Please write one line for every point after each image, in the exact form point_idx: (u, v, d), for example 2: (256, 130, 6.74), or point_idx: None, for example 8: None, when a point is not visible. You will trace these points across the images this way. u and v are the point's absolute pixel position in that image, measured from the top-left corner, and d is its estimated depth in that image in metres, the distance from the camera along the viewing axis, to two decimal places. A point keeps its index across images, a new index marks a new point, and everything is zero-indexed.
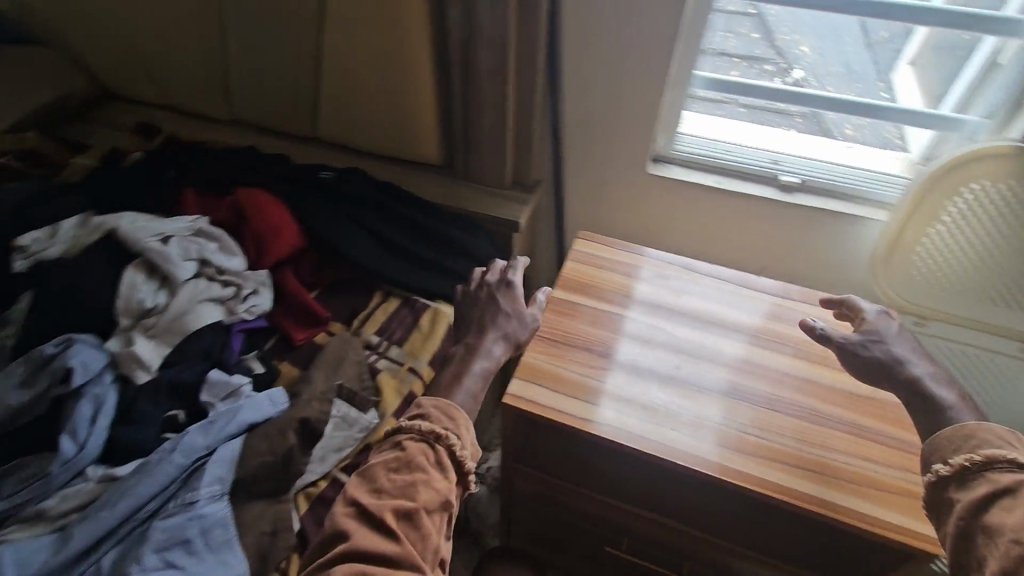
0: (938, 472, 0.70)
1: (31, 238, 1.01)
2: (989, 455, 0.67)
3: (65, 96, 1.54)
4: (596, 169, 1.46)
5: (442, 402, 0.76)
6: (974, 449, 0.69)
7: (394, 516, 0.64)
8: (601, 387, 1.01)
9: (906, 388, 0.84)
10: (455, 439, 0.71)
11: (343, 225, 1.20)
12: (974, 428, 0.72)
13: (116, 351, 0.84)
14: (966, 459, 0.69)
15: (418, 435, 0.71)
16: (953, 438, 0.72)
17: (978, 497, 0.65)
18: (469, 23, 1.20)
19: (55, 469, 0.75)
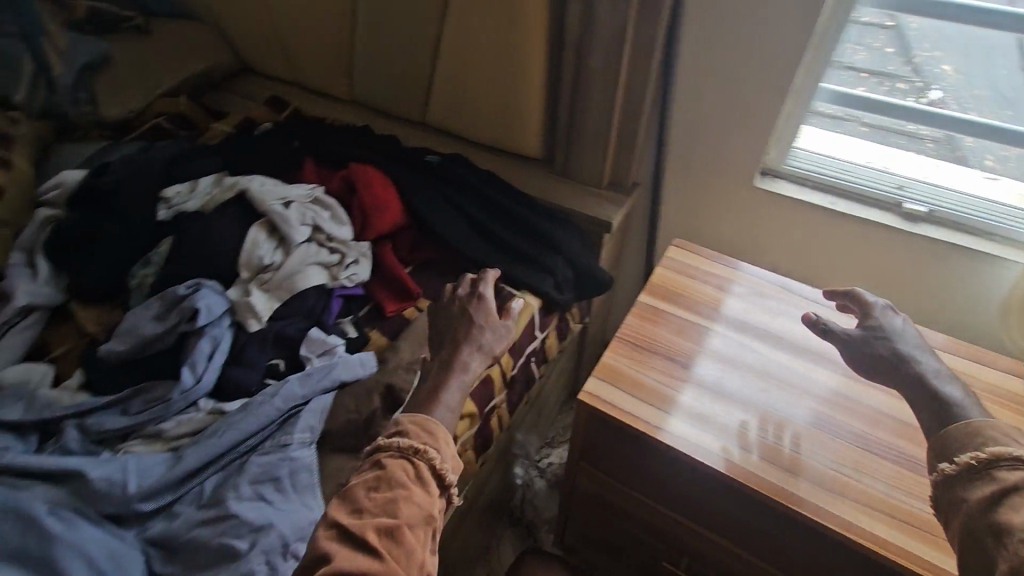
0: (943, 472, 0.69)
1: (175, 192, 1.15)
2: (997, 454, 0.65)
3: (211, 68, 1.72)
4: (697, 177, 1.42)
5: (419, 418, 0.75)
6: (977, 446, 0.67)
7: (377, 534, 0.63)
8: (678, 398, 0.99)
9: (909, 383, 0.80)
10: (435, 453, 0.71)
11: (442, 209, 1.25)
12: (980, 425, 0.70)
13: (235, 299, 0.93)
14: (972, 457, 0.66)
15: (397, 452, 0.71)
16: (958, 432, 0.70)
17: (989, 493, 0.63)
18: (587, 18, 1.21)
19: (174, 396, 0.84)
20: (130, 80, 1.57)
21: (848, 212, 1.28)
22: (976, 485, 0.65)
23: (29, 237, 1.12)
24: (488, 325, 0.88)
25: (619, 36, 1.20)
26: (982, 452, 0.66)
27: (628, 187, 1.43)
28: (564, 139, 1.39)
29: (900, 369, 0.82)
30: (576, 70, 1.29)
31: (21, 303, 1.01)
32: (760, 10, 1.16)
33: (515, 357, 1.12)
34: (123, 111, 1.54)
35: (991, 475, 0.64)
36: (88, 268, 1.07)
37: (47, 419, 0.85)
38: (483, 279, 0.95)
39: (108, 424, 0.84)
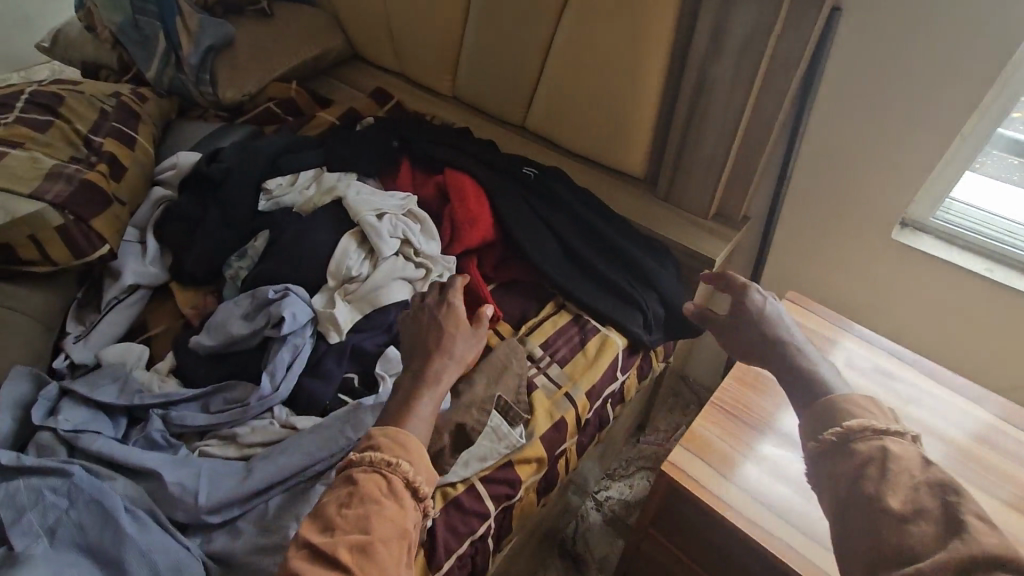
0: (822, 442, 0.66)
1: (276, 183, 1.17)
2: (850, 428, 0.65)
3: (322, 55, 1.74)
4: (818, 220, 1.24)
5: (392, 428, 0.69)
6: (842, 425, 0.66)
7: (348, 551, 0.59)
8: (765, 478, 0.88)
9: (792, 375, 0.76)
10: (408, 466, 0.65)
11: (533, 227, 1.18)
12: (842, 400, 0.69)
13: (319, 309, 0.91)
14: (833, 433, 0.66)
15: (367, 466, 0.65)
16: (817, 417, 0.69)
17: (858, 465, 0.62)
18: (720, 34, 1.08)
19: (252, 402, 0.85)
20: (248, 62, 1.60)
21: (1008, 283, 1.08)
22: (844, 462, 0.64)
23: (143, 215, 1.17)
24: (461, 334, 0.80)
25: (756, 58, 1.07)
26: (845, 429, 0.65)
27: (738, 221, 1.29)
28: (671, 164, 1.27)
29: (783, 364, 0.78)
30: (698, 89, 1.16)
31: (128, 282, 1.07)
32: (936, 38, 0.98)
33: (592, 400, 1.04)
34: (238, 94, 1.57)
35: (848, 447, 0.64)
36: (189, 254, 1.11)
37: (136, 406, 0.88)
38: (452, 284, 0.87)
39: (190, 420, 0.86)
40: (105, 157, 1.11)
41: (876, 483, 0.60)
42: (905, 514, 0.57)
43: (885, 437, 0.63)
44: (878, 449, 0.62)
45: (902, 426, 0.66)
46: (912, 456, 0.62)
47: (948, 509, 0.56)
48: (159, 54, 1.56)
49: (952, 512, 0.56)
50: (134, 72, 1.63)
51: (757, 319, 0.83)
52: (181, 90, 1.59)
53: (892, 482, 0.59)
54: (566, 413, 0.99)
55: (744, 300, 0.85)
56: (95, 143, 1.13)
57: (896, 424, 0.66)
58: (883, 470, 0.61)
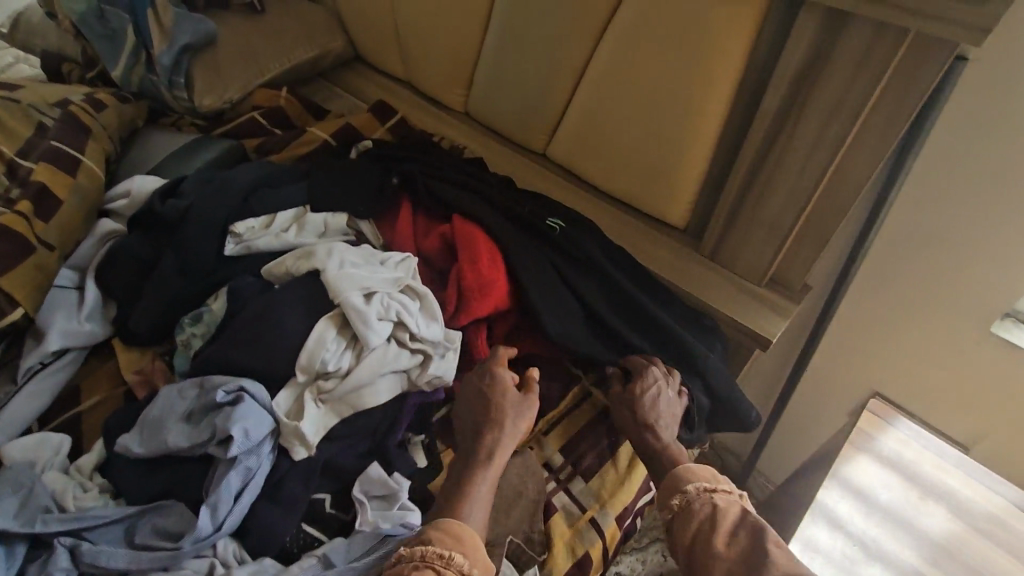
0: (671, 509, 0.73)
1: (247, 226, 0.96)
2: (687, 491, 0.73)
3: (318, 57, 1.52)
4: (897, 301, 1.03)
5: (444, 519, 0.65)
6: (682, 490, 0.74)
7: None
8: None
9: (653, 453, 0.82)
10: (462, 560, 0.61)
11: (559, 291, 0.96)
12: (687, 467, 0.77)
13: (283, 420, 0.72)
14: (676, 501, 0.73)
15: (419, 561, 0.61)
16: (665, 486, 0.76)
17: (700, 517, 0.70)
18: (804, 83, 0.89)
19: (185, 546, 0.65)
20: (231, 64, 1.38)
21: None
22: (687, 524, 0.71)
23: (83, 254, 0.96)
24: (512, 403, 0.77)
25: (846, 117, 0.87)
26: (686, 495, 0.73)
27: (798, 292, 1.08)
28: (722, 222, 1.07)
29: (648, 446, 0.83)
30: (766, 144, 0.96)
31: (54, 347, 0.86)
32: None
33: (622, 524, 0.85)
34: (218, 101, 1.36)
35: (688, 510, 0.72)
36: (136, 309, 0.91)
37: (39, 533, 0.67)
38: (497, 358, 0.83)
39: (106, 560, 0.65)
40: (31, 189, 0.94)
41: (707, 536, 0.68)
42: (729, 556, 0.66)
43: (715, 491, 0.73)
44: (709, 506, 0.71)
45: (731, 487, 0.74)
46: (734, 508, 0.71)
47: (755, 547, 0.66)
48: (128, 51, 1.34)
49: (755, 547, 0.65)
50: (100, 68, 1.42)
51: (637, 401, 0.85)
52: (151, 93, 1.37)
53: (717, 530, 0.68)
54: (591, 548, 0.80)
55: (639, 379, 0.87)
56: (23, 170, 0.97)
57: (725, 483, 0.75)
58: (711, 524, 0.69)
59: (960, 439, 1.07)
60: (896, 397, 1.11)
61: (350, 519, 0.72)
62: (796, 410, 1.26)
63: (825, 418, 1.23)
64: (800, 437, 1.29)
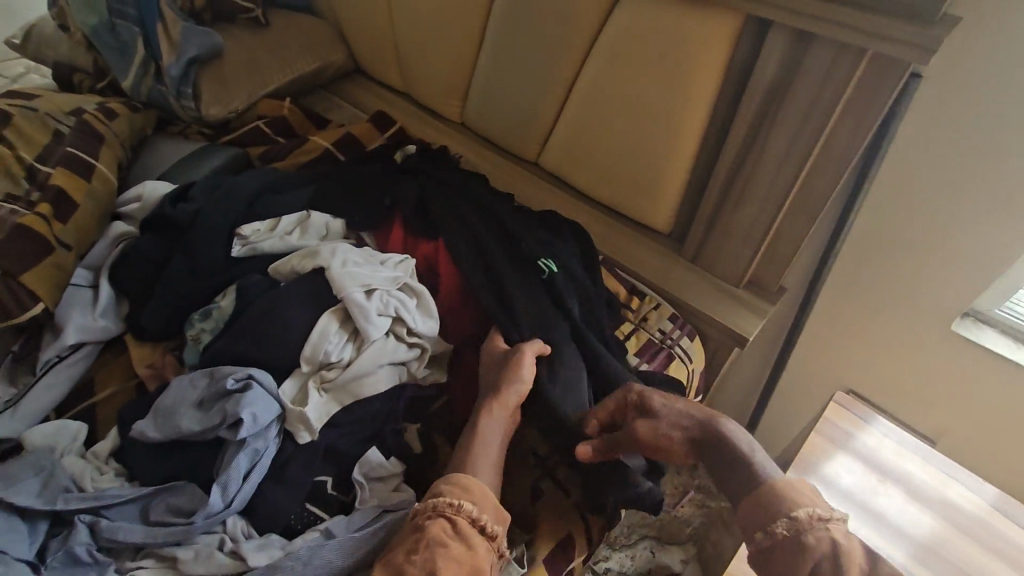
0: (780, 532, 0.66)
1: (253, 229, 1.01)
2: (798, 518, 0.66)
3: (320, 69, 1.59)
4: (867, 302, 1.09)
5: (453, 475, 0.72)
6: (789, 515, 0.67)
7: None
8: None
9: (731, 468, 0.75)
10: (471, 506, 0.67)
11: (536, 299, 0.96)
12: (788, 486, 0.70)
13: (288, 406, 0.77)
14: (783, 525, 0.66)
15: (433, 511, 0.67)
16: (766, 510, 0.69)
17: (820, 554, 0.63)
18: (775, 97, 0.95)
19: (198, 520, 0.70)
20: (237, 75, 1.45)
21: None
22: (801, 560, 0.64)
23: (97, 254, 1.01)
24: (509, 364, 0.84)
25: (813, 130, 0.93)
26: (797, 520, 0.66)
27: (775, 293, 1.14)
28: (704, 226, 1.13)
29: (721, 459, 0.76)
30: (743, 152, 1.02)
31: (71, 341, 0.91)
32: None
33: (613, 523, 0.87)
34: (224, 111, 1.42)
35: (799, 542, 0.65)
36: (147, 306, 0.96)
37: (60, 511, 0.72)
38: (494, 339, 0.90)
39: (123, 534, 0.70)
40: (50, 192, 1.00)
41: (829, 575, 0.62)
42: None
43: (829, 521, 0.66)
44: (828, 539, 0.64)
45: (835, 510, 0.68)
46: (855, 545, 0.64)
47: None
48: (137, 63, 1.40)
49: None
50: (110, 78, 1.48)
51: (673, 416, 0.81)
52: (159, 103, 1.43)
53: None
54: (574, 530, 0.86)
55: (648, 401, 0.82)
56: (42, 175, 1.03)
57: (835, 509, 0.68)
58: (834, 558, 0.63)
59: (929, 433, 1.13)
60: (867, 393, 1.17)
61: (349, 501, 0.78)
62: (774, 406, 1.32)
63: (801, 412, 1.28)
64: (781, 433, 1.34)
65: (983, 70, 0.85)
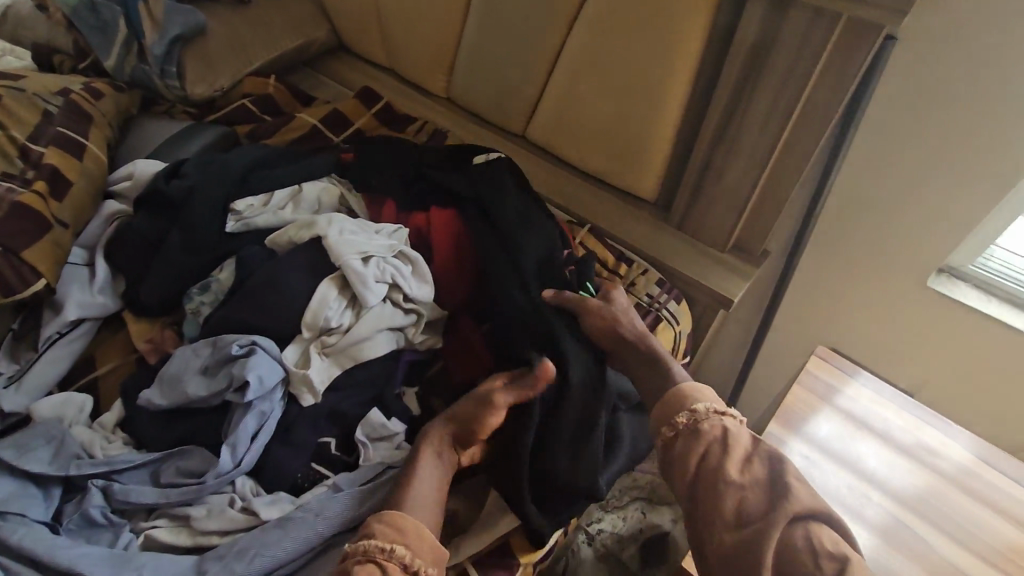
0: (682, 422, 0.78)
1: (247, 204, 1.02)
2: (697, 411, 0.79)
3: (304, 46, 1.58)
4: (845, 264, 1.14)
5: (385, 514, 0.69)
6: (691, 409, 0.79)
7: None
8: None
9: (649, 368, 0.87)
10: (404, 552, 0.65)
11: None
12: (692, 388, 0.82)
13: (292, 369, 0.80)
14: (683, 416, 0.78)
15: (362, 553, 0.65)
16: (673, 406, 0.81)
17: (714, 439, 0.76)
18: (757, 61, 0.97)
19: (208, 479, 0.73)
20: (221, 53, 1.44)
21: None
22: (695, 444, 0.76)
23: (92, 233, 1.02)
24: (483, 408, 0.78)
25: (793, 94, 0.96)
26: (696, 414, 0.78)
27: (759, 257, 1.18)
28: (689, 193, 1.16)
29: (642, 362, 0.88)
30: (727, 118, 1.05)
31: (71, 317, 0.93)
32: (1001, 81, 0.87)
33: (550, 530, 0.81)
34: (209, 90, 1.42)
35: (697, 428, 0.77)
36: (144, 282, 0.97)
37: (73, 476, 0.75)
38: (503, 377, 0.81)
39: (136, 496, 0.73)
40: (43, 171, 1.01)
41: (719, 457, 0.74)
42: (743, 482, 0.72)
43: (723, 417, 0.78)
44: (720, 427, 0.76)
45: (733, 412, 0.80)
46: (743, 433, 0.77)
47: (774, 473, 0.72)
48: (119, 42, 1.39)
49: (777, 480, 0.71)
50: (92, 58, 1.46)
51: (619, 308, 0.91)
52: (143, 82, 1.42)
53: (730, 456, 0.74)
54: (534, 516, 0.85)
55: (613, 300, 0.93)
56: (33, 153, 1.03)
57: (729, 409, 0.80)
58: (725, 444, 0.75)
59: (905, 387, 1.18)
60: (847, 350, 1.22)
61: (353, 461, 0.81)
62: (760, 367, 1.37)
63: (784, 371, 1.34)
64: (765, 392, 1.40)
65: (956, 30, 0.88)
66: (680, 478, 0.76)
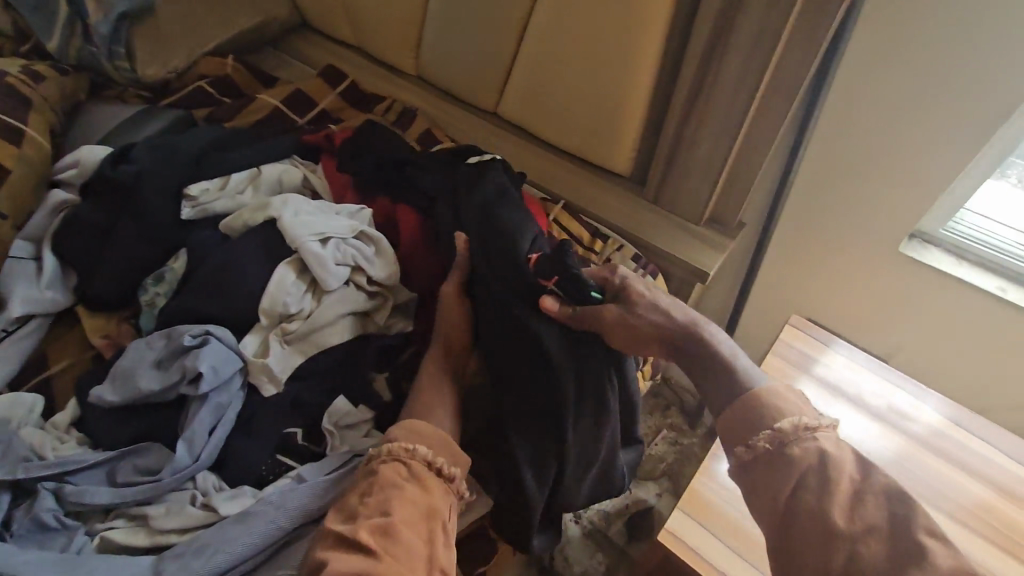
0: (764, 445, 0.66)
1: (201, 188, 0.97)
2: (784, 432, 0.66)
3: (264, 23, 1.49)
4: (822, 233, 1.12)
5: (405, 421, 0.70)
6: (776, 428, 0.66)
7: (370, 533, 0.58)
8: (726, 514, 0.86)
9: (711, 370, 0.74)
10: (426, 449, 0.67)
11: None
12: (764, 393, 0.69)
13: (250, 358, 0.77)
14: (765, 439, 0.66)
15: (386, 456, 0.66)
16: (752, 421, 0.68)
17: (813, 467, 0.64)
18: (726, 24, 0.94)
19: (165, 475, 0.70)
20: (172, 32, 1.36)
21: (1023, 304, 0.99)
22: (786, 472, 0.64)
23: (37, 224, 0.97)
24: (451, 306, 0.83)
25: (764, 57, 0.93)
26: (785, 435, 0.65)
27: (736, 228, 1.16)
28: (663, 165, 1.13)
29: (702, 364, 0.75)
30: (698, 85, 1.01)
31: (17, 313, 0.88)
32: (973, 39, 0.85)
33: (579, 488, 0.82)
34: (162, 71, 1.35)
35: (786, 454, 0.65)
36: (94, 274, 0.93)
37: (21, 480, 0.71)
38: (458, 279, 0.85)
39: (90, 497, 0.70)
40: None
41: (821, 492, 0.62)
42: (854, 532, 0.60)
43: (818, 435, 0.65)
44: (816, 449, 0.64)
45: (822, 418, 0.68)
46: (847, 457, 0.65)
47: (897, 521, 0.60)
48: (61, 22, 1.31)
49: (898, 529, 0.59)
50: (35, 40, 1.38)
51: (649, 305, 0.76)
52: (91, 65, 1.35)
53: (836, 496, 0.61)
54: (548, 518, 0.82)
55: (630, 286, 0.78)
56: None
57: (818, 414, 0.68)
58: (825, 472, 0.63)
59: (882, 354, 1.18)
60: (824, 319, 1.22)
61: (320, 451, 0.78)
62: (740, 339, 1.36)
63: (763, 342, 1.33)
64: None
65: None
66: (767, 509, 0.65)
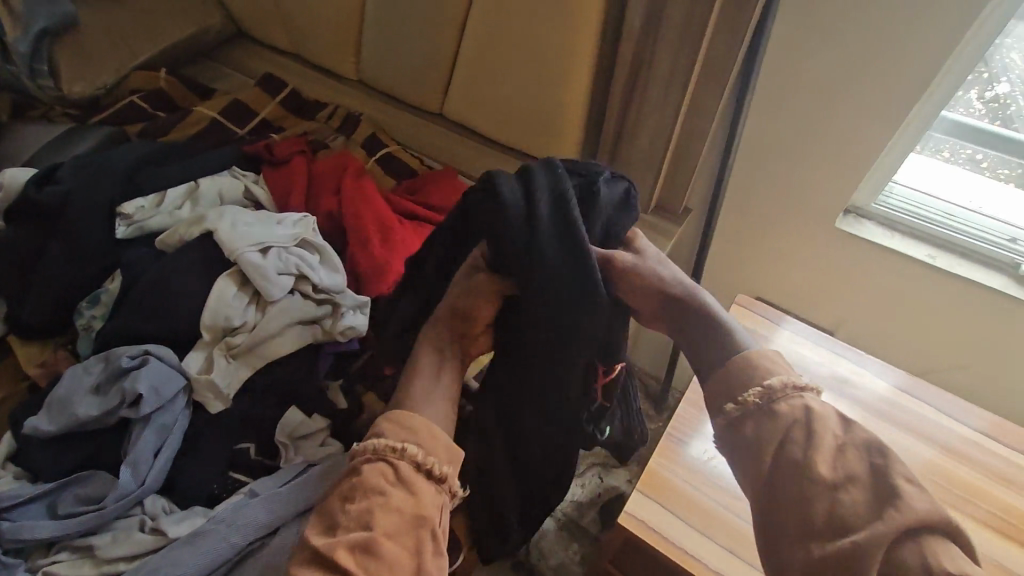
0: (747, 400, 0.57)
1: (135, 206, 0.94)
2: (772, 389, 0.57)
3: (198, 33, 1.45)
4: (763, 213, 1.16)
5: (397, 409, 0.57)
6: (764, 385, 0.57)
7: (349, 552, 0.48)
8: (684, 491, 0.88)
9: (705, 330, 0.63)
10: (416, 447, 0.54)
11: None
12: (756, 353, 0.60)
13: (193, 376, 0.75)
14: (754, 394, 0.57)
15: (371, 454, 0.54)
16: (735, 377, 0.59)
17: (790, 422, 0.55)
18: (655, 17, 0.96)
19: (110, 503, 0.68)
20: (99, 48, 1.32)
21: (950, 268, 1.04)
22: (769, 424, 0.56)
23: None
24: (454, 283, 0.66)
25: (692, 48, 0.95)
26: (771, 391, 0.57)
27: (681, 214, 1.19)
28: (607, 156, 1.15)
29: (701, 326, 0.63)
30: (632, 78, 1.03)
31: None
32: (884, 21, 0.89)
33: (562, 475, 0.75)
34: (90, 88, 1.30)
35: (771, 411, 0.56)
36: (24, 302, 0.89)
37: None
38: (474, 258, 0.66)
39: (29, 532, 0.67)
40: None
41: (803, 446, 0.54)
42: (836, 480, 0.52)
43: (807, 397, 0.57)
44: (804, 407, 0.56)
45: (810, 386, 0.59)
46: (831, 413, 0.57)
47: (877, 471, 0.52)
48: None
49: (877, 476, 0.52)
50: None
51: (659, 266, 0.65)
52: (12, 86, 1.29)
53: (819, 449, 0.53)
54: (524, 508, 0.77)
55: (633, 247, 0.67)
56: None
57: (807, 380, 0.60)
58: (808, 430, 0.55)
59: (827, 326, 1.24)
60: (771, 297, 1.26)
61: (274, 463, 0.78)
62: None
63: None
64: None
65: None
66: (745, 464, 0.57)
